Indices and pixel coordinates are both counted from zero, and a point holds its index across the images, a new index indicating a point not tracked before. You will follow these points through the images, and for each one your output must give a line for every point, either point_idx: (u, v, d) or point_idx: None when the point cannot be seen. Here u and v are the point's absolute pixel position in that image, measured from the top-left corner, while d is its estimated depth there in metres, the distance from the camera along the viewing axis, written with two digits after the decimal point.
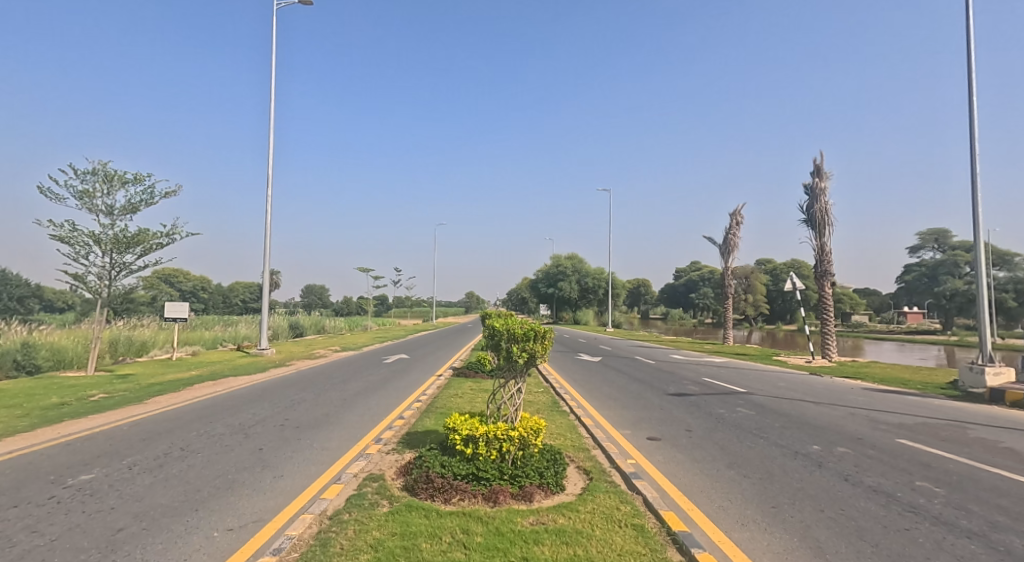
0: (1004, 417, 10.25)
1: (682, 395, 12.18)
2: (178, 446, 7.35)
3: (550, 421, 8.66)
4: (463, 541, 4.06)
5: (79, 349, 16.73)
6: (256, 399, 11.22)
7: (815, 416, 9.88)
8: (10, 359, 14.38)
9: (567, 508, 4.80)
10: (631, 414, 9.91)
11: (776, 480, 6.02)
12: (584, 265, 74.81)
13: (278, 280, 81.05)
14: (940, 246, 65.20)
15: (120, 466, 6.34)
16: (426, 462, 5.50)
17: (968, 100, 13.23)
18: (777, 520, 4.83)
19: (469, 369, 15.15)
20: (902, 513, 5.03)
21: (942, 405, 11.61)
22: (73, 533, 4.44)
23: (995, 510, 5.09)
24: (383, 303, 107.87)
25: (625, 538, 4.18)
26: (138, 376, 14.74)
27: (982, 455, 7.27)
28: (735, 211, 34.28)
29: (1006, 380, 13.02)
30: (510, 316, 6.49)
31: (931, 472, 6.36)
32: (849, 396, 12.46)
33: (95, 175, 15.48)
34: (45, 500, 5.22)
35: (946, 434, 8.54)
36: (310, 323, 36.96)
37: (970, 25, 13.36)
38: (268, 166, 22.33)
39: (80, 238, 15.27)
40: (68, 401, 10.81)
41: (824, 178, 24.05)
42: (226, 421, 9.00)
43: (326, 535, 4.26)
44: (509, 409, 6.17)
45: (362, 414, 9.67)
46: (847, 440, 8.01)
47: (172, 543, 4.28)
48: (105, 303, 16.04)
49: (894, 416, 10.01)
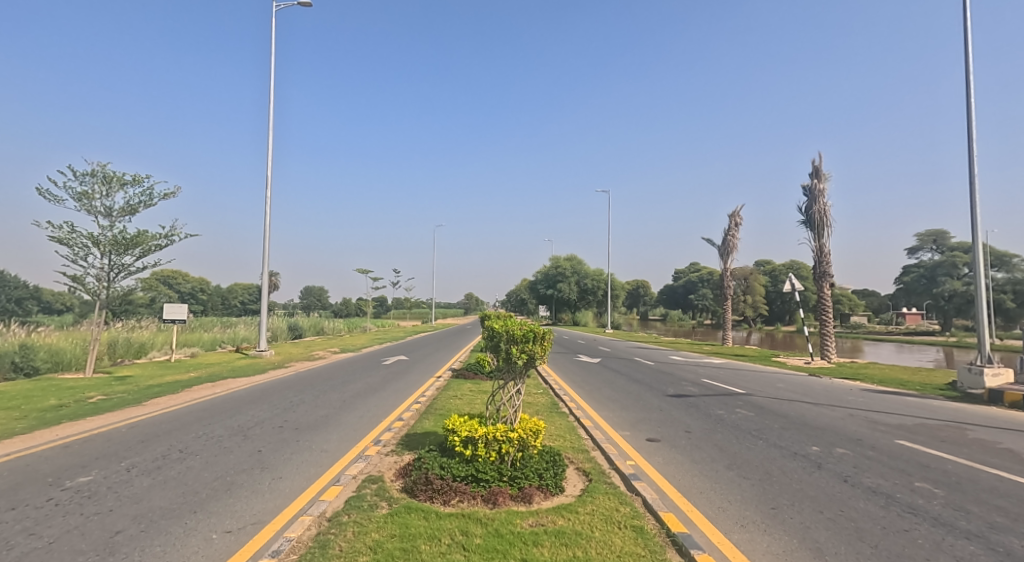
0: (1002, 418, 10.26)
1: (680, 396, 12.19)
2: (176, 448, 7.33)
3: (550, 423, 8.68)
4: (462, 543, 4.05)
5: (78, 351, 16.69)
6: (256, 401, 11.19)
7: (814, 417, 9.91)
8: (9, 361, 14.38)
9: (566, 509, 4.79)
10: (631, 415, 9.93)
11: (775, 481, 6.02)
12: (584, 266, 74.86)
13: (277, 281, 81.24)
14: (939, 247, 65.28)
15: (119, 469, 6.32)
16: (426, 464, 5.49)
17: (966, 95, 13.27)
18: (777, 521, 4.84)
19: (469, 370, 15.17)
20: (902, 514, 5.04)
21: (941, 406, 11.64)
22: (71, 536, 4.43)
23: (995, 511, 5.10)
24: (382, 305, 107.98)
25: (625, 539, 4.18)
26: (137, 378, 14.73)
27: (980, 455, 7.30)
28: (733, 213, 34.30)
29: (1005, 381, 13.06)
30: (509, 317, 6.46)
31: (930, 473, 6.37)
32: (848, 397, 12.50)
33: (94, 176, 15.43)
34: (43, 502, 5.21)
35: (946, 435, 8.53)
36: (309, 325, 36.88)
37: (967, 25, 13.40)
38: (268, 165, 21.95)
39: (78, 239, 15.20)
40: (67, 403, 10.77)
41: (824, 178, 24.05)
42: (226, 423, 8.99)
43: (325, 536, 4.25)
44: (508, 410, 6.16)
45: (362, 416, 9.66)
46: (847, 441, 8.01)
47: (170, 546, 4.27)
48: (104, 305, 16.03)
49: (893, 417, 10.04)
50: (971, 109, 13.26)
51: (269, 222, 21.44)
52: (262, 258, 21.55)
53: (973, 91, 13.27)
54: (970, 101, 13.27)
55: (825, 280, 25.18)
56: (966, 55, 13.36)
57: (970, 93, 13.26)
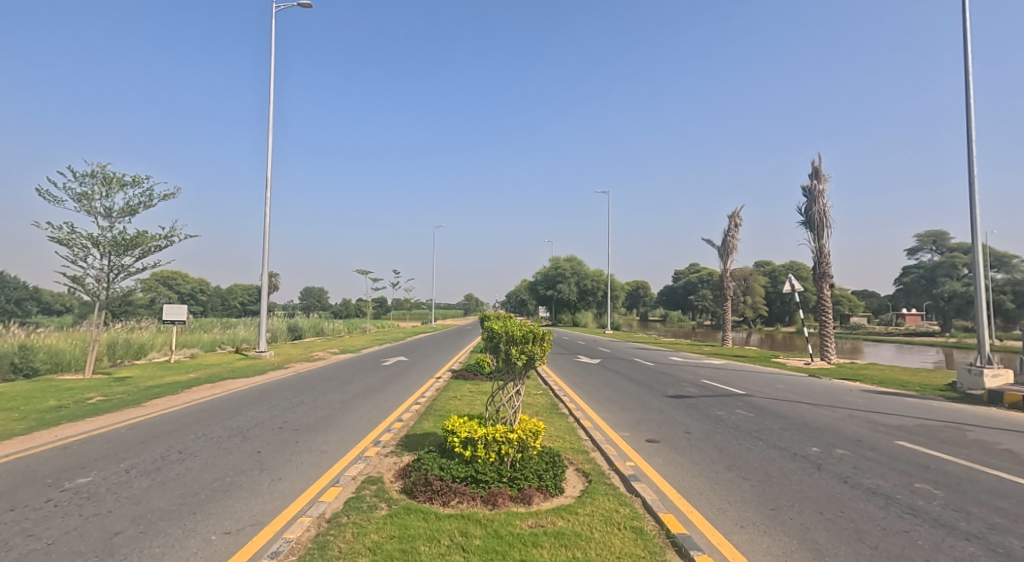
0: (1002, 419, 10.24)
1: (680, 398, 12.17)
2: (175, 450, 7.30)
3: (550, 424, 8.65)
4: (462, 544, 4.04)
5: (77, 352, 16.66)
6: (255, 402, 11.15)
7: (814, 418, 9.89)
8: (8, 362, 14.35)
9: (566, 510, 4.79)
10: (631, 415, 9.90)
11: (775, 482, 6.01)
12: (584, 267, 74.77)
13: (276, 282, 81.30)
14: (939, 249, 65.29)
15: (117, 470, 6.31)
16: (425, 465, 5.49)
17: (965, 98, 13.28)
18: (777, 522, 4.82)
19: (468, 372, 15.12)
20: (902, 515, 5.03)
21: (941, 407, 11.62)
22: (70, 537, 4.41)
23: (994, 512, 5.09)
24: (382, 305, 107.80)
25: (624, 541, 4.17)
26: (136, 378, 14.70)
27: (980, 456, 7.29)
28: (733, 214, 34.30)
29: (1004, 382, 13.05)
30: (509, 318, 6.45)
31: (930, 474, 6.37)
32: (848, 398, 12.50)
33: (93, 177, 15.40)
34: (41, 504, 5.19)
35: (946, 436, 8.53)
36: (309, 326, 36.75)
37: (966, 28, 13.42)
38: (268, 165, 21.75)
39: (78, 240, 15.18)
40: (65, 404, 10.73)
41: (824, 180, 24.04)
42: (225, 424, 8.96)
43: (325, 537, 4.25)
44: (508, 411, 6.14)
45: (362, 417, 9.63)
46: (846, 442, 8.01)
47: (169, 547, 4.27)
48: (103, 305, 16.00)
49: (892, 418, 10.02)
50: (971, 111, 13.27)
51: (269, 222, 21.33)
52: (262, 260, 21.50)
53: (973, 93, 13.28)
54: (970, 101, 13.29)
55: (825, 281, 25.16)
56: (965, 58, 13.37)
57: (970, 92, 13.28)
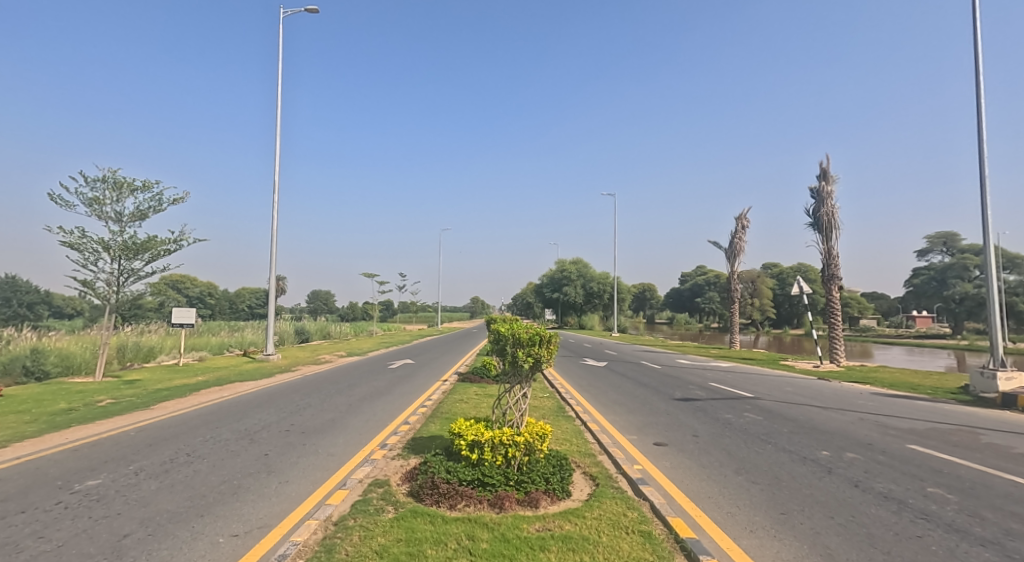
0: (1015, 423, 10.08)
1: (688, 401, 12.06)
2: (184, 451, 7.36)
3: (556, 427, 8.62)
4: (468, 548, 4.02)
5: (88, 355, 16.80)
6: (261, 405, 11.19)
7: (823, 421, 9.77)
8: (19, 366, 14.51)
9: (573, 514, 4.74)
10: (637, 419, 9.82)
11: (784, 486, 5.97)
12: (591, 269, 74.38)
13: (283, 285, 82.13)
14: (949, 249, 64.75)
15: (126, 472, 6.35)
16: (432, 468, 5.50)
17: (976, 102, 13.15)
18: (787, 527, 4.77)
19: (474, 374, 15.10)
20: (914, 520, 4.95)
21: (953, 410, 11.45)
22: (79, 539, 4.44)
23: (1009, 517, 5.00)
24: (389, 307, 109.03)
25: (632, 545, 4.14)
26: (145, 381, 14.83)
27: (993, 460, 7.18)
28: (739, 215, 33.99)
29: (1018, 385, 12.84)
30: (516, 320, 6.44)
31: (943, 479, 6.27)
32: (858, 401, 12.35)
33: (104, 182, 15.50)
34: (53, 505, 5.24)
35: (958, 440, 8.40)
36: (316, 328, 36.98)
37: (977, 31, 13.30)
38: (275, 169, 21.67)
39: (89, 244, 15.26)
40: (76, 406, 10.91)
41: (831, 181, 23.91)
42: (232, 426, 9.01)
43: (332, 540, 4.24)
44: (514, 414, 6.11)
45: (369, 419, 9.62)
46: (857, 445, 7.93)
47: (178, 549, 4.28)
48: (113, 308, 16.08)
49: (904, 422, 9.90)
50: (981, 115, 13.14)
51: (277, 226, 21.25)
52: (269, 262, 21.52)
53: (983, 95, 13.16)
54: (981, 102, 13.17)
55: (832, 283, 25.05)
56: (976, 61, 13.25)
57: (979, 92, 13.16)
